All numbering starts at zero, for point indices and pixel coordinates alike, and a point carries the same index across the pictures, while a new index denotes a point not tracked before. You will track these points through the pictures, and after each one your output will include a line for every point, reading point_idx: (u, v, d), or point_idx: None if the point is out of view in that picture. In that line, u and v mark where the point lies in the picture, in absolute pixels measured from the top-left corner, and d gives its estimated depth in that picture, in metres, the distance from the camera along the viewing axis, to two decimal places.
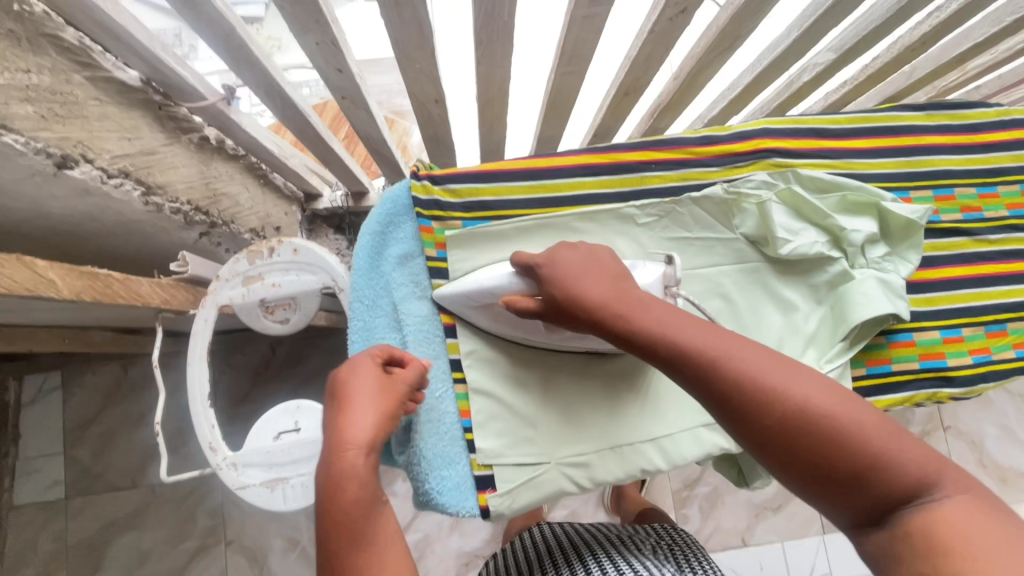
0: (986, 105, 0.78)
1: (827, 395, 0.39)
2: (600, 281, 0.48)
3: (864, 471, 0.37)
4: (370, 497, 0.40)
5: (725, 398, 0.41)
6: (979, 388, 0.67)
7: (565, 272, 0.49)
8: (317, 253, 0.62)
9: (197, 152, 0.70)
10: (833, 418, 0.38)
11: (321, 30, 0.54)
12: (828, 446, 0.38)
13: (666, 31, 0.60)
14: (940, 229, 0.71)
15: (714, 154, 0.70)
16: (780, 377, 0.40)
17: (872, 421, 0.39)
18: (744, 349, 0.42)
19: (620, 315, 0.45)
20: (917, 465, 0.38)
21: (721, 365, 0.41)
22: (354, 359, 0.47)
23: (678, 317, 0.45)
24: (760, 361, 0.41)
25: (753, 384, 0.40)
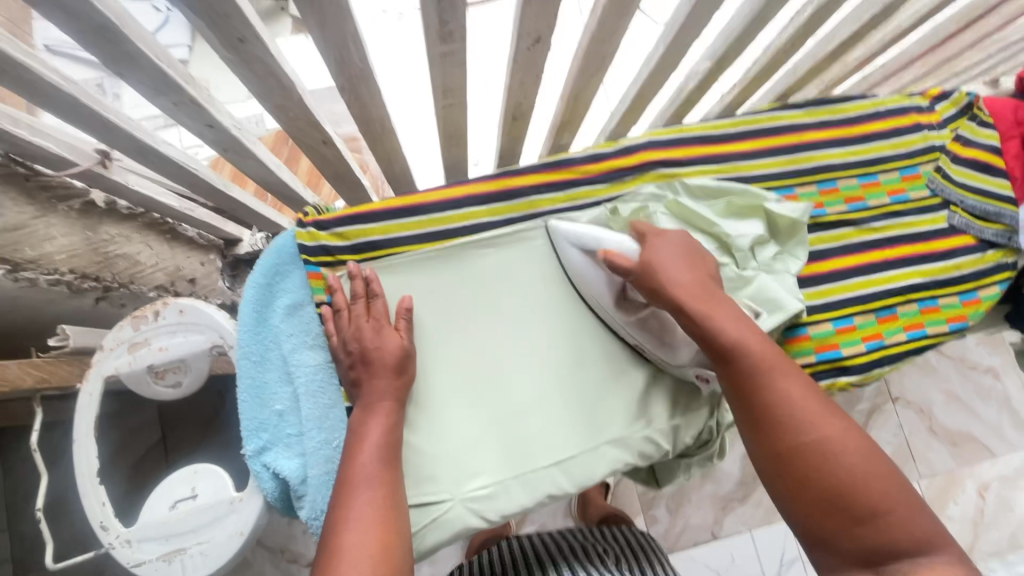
0: (862, 98, 0.82)
1: (860, 445, 0.48)
2: (692, 274, 0.57)
3: (875, 511, 0.46)
4: (395, 435, 0.54)
5: (768, 408, 0.51)
6: (874, 373, 0.71)
7: (660, 259, 0.58)
8: (203, 311, 0.61)
9: (81, 217, 0.69)
10: (862, 467, 0.47)
11: (174, 91, 0.54)
12: (845, 487, 0.47)
13: (529, 59, 0.62)
14: (826, 223, 0.75)
15: (602, 171, 0.71)
16: (822, 412, 0.50)
17: (892, 481, 0.47)
18: (796, 378, 0.52)
19: (697, 306, 0.55)
20: (921, 530, 0.45)
21: (773, 381, 0.52)
22: (383, 313, 0.59)
23: (749, 330, 0.54)
24: (809, 396, 0.51)
25: (798, 409, 0.50)
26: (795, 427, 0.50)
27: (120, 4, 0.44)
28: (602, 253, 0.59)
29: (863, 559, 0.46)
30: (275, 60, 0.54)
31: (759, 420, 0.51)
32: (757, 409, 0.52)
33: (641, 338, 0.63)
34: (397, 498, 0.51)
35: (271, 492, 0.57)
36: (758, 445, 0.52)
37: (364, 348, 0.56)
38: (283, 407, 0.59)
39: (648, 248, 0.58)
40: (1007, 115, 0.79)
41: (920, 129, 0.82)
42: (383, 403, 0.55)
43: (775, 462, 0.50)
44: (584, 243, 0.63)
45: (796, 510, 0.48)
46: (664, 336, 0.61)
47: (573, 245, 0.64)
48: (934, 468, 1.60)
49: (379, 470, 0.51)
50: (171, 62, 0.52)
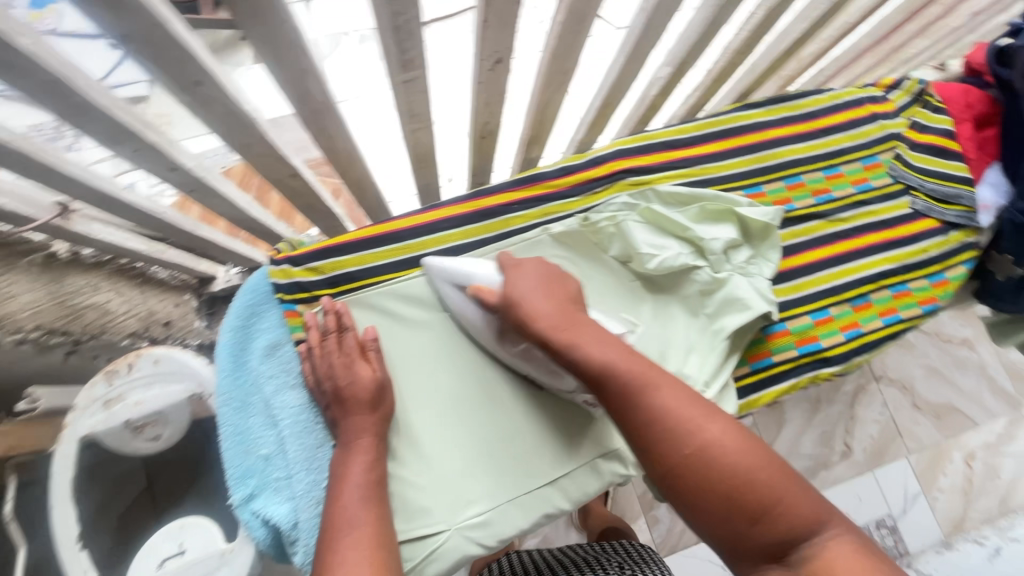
0: (819, 93, 0.84)
1: (736, 439, 0.47)
2: (549, 299, 0.57)
3: (766, 508, 0.45)
4: (380, 470, 0.54)
5: (645, 427, 0.49)
6: (853, 362, 0.73)
7: (519, 290, 0.58)
8: (180, 359, 0.61)
9: (43, 271, 0.67)
10: (748, 462, 0.46)
11: (132, 138, 0.52)
12: (737, 487, 0.45)
13: (491, 80, 0.62)
14: (795, 217, 0.76)
15: (573, 184, 0.72)
16: (695, 417, 0.48)
17: (774, 468, 0.46)
18: (670, 387, 0.50)
19: (558, 334, 0.54)
20: (812, 512, 0.45)
21: (649, 395, 0.49)
22: (348, 345, 0.57)
23: (609, 347, 0.53)
24: (688, 399, 0.49)
25: (675, 419, 0.48)
26: (674, 437, 0.47)
27: (67, 57, 0.43)
28: (472, 290, 0.60)
29: (770, 556, 0.44)
30: (235, 102, 0.53)
31: (638, 444, 0.49)
32: (632, 436, 0.50)
33: (529, 367, 0.62)
34: (388, 533, 0.51)
35: (263, 539, 0.55)
36: (647, 467, 0.49)
37: (337, 386, 0.56)
38: (269, 451, 0.57)
39: (510, 280, 0.59)
40: (958, 99, 0.81)
41: (876, 119, 0.85)
42: (360, 439, 0.55)
43: (668, 481, 0.48)
44: (460, 281, 0.62)
45: (697, 524, 0.46)
46: (550, 367, 0.61)
47: (448, 281, 0.63)
48: (921, 443, 1.64)
49: (365, 508, 0.51)
50: (127, 110, 0.51)
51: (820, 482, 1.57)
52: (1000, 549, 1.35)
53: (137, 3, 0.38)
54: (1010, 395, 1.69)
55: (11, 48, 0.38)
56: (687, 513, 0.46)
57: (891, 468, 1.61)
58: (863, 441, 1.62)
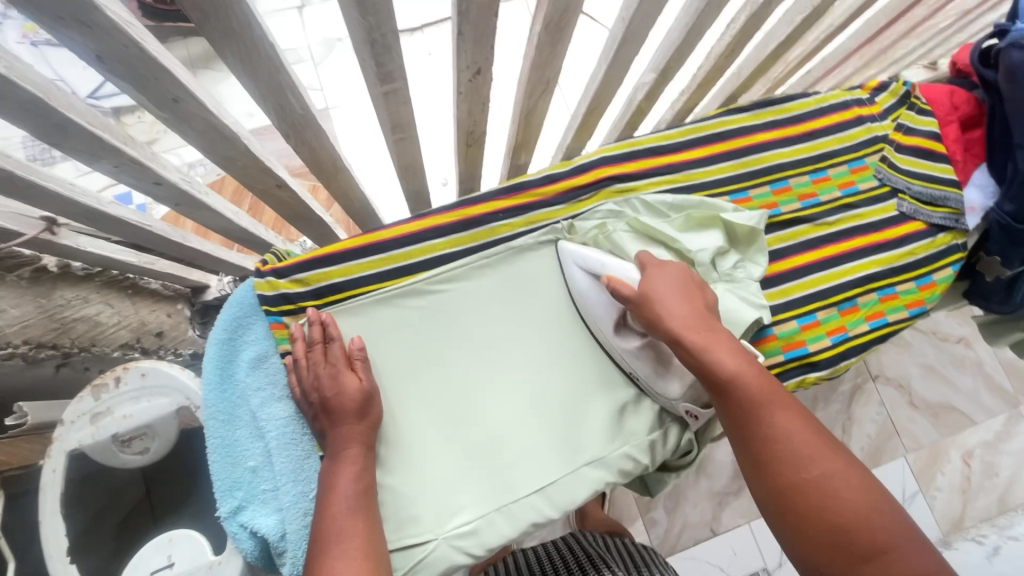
0: (804, 96, 0.84)
1: (854, 480, 0.47)
2: (685, 305, 0.56)
3: (879, 553, 0.44)
4: (368, 479, 0.54)
5: (764, 443, 0.50)
6: (841, 366, 0.73)
7: (656, 290, 0.57)
8: (166, 372, 0.60)
9: (31, 285, 0.67)
10: (865, 505, 0.46)
11: (114, 154, 0.53)
12: (855, 528, 0.45)
13: (473, 89, 0.63)
14: (781, 222, 0.76)
15: (558, 192, 0.72)
16: (820, 449, 0.48)
17: (896, 519, 0.45)
18: (792, 412, 0.51)
19: (690, 341, 0.54)
20: (930, 572, 0.43)
21: (768, 415, 0.50)
22: (335, 355, 0.58)
23: (744, 360, 0.53)
24: (803, 426, 0.50)
25: (794, 444, 0.49)
26: (793, 462, 0.48)
27: (45, 77, 0.44)
28: (607, 280, 0.60)
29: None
30: (215, 117, 0.54)
31: (759, 456, 0.50)
32: (752, 447, 0.50)
33: (638, 365, 0.63)
34: (377, 543, 0.51)
35: (250, 551, 0.55)
36: (760, 481, 0.50)
37: (324, 397, 0.56)
38: (257, 463, 0.58)
39: (648, 280, 0.58)
40: (943, 100, 0.82)
41: (862, 122, 0.85)
42: (349, 449, 0.55)
43: (777, 503, 0.48)
44: (591, 267, 0.64)
45: (802, 549, 0.47)
46: (661, 367, 0.62)
47: (579, 266, 0.66)
48: (918, 441, 1.63)
49: (354, 519, 0.51)
50: (108, 127, 0.51)
51: None
52: (1000, 547, 1.35)
53: (110, 24, 0.39)
54: (1008, 393, 1.69)
55: None
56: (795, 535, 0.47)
57: (890, 468, 1.61)
58: (861, 441, 1.62)
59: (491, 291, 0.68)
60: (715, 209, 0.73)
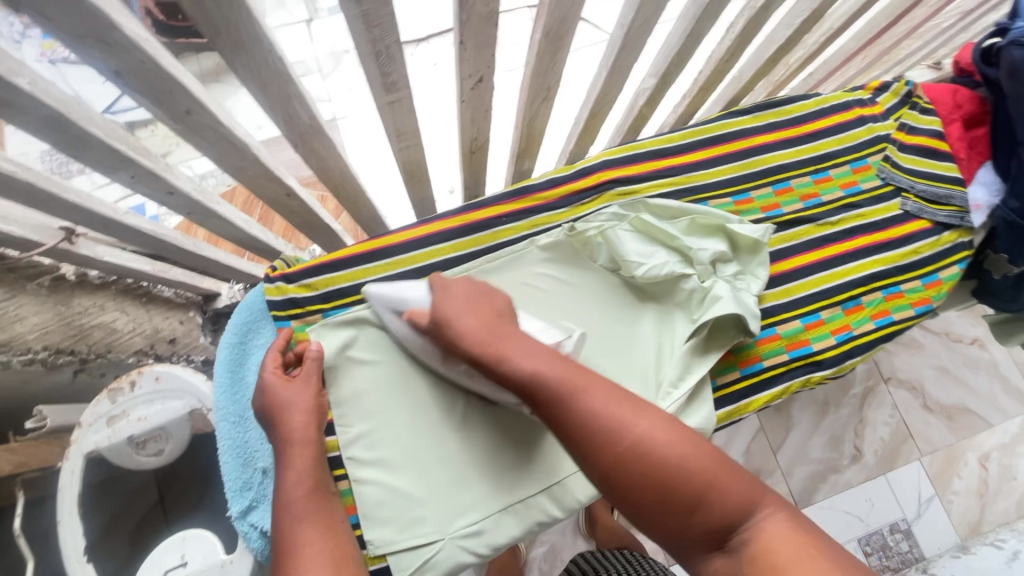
0: (805, 98, 0.85)
1: (668, 433, 0.47)
2: (479, 313, 0.55)
3: (703, 495, 0.45)
4: (316, 483, 0.54)
5: (582, 434, 0.47)
6: (846, 365, 0.73)
7: (447, 310, 0.55)
8: (180, 376, 0.62)
9: (51, 294, 0.69)
10: (680, 455, 0.46)
11: (130, 165, 0.55)
12: (677, 480, 0.45)
13: (475, 97, 0.64)
14: (784, 222, 0.77)
15: (560, 197, 0.73)
16: (628, 417, 0.48)
17: (707, 456, 0.47)
18: (596, 389, 0.49)
19: (487, 350, 0.52)
20: (744, 493, 0.46)
21: (580, 401, 0.48)
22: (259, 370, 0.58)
23: (535, 351, 0.52)
24: (608, 395, 0.49)
25: (604, 420, 0.47)
26: (610, 437, 0.47)
27: (66, 93, 0.46)
28: (408, 316, 0.59)
29: (711, 542, 0.45)
30: (227, 128, 0.56)
31: (580, 448, 0.48)
32: (567, 440, 0.48)
33: (477, 385, 0.61)
34: (343, 546, 0.51)
35: (261, 549, 0.57)
36: (586, 471, 0.48)
37: (263, 409, 0.57)
38: (267, 464, 0.58)
39: (437, 301, 0.57)
40: (946, 99, 0.83)
41: (864, 122, 0.85)
42: (292, 454, 0.54)
43: (610, 483, 0.46)
44: (397, 307, 0.61)
45: (642, 521, 0.46)
46: (494, 383, 0.60)
47: (391, 309, 0.62)
48: (933, 444, 1.61)
49: (303, 526, 0.51)
50: (123, 139, 0.53)
51: (831, 486, 1.55)
52: (1020, 552, 1.32)
53: (127, 41, 0.41)
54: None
55: (11, 87, 0.40)
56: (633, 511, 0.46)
57: (904, 472, 1.58)
58: (874, 444, 1.60)
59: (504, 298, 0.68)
60: (722, 220, 0.72)
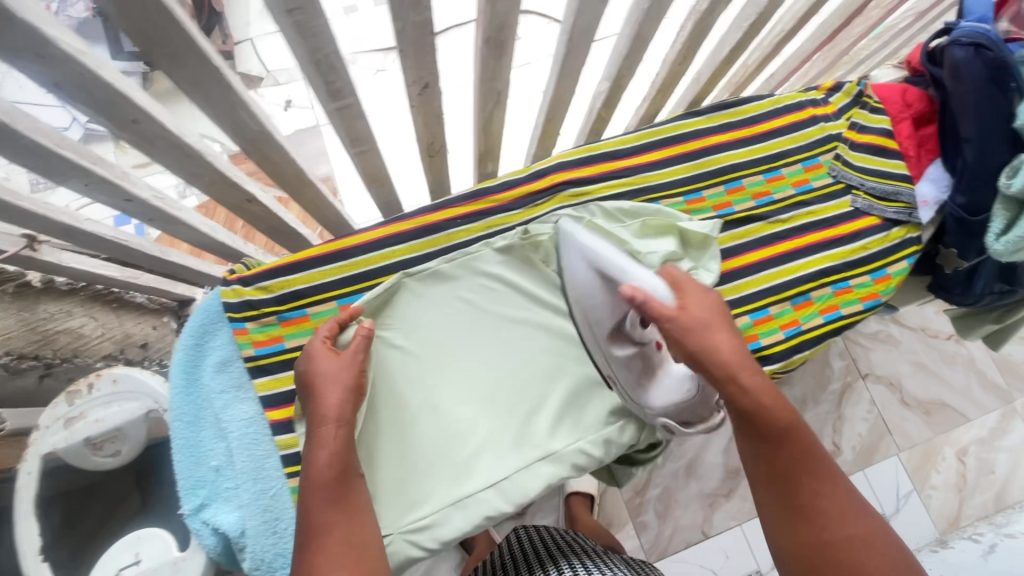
0: (759, 98, 0.87)
1: (875, 544, 0.50)
2: (722, 333, 0.57)
3: None
4: (344, 469, 0.53)
5: (808, 500, 0.53)
6: (795, 359, 0.74)
7: (696, 316, 0.57)
8: (138, 378, 0.64)
9: (15, 300, 0.71)
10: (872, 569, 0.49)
11: (82, 173, 0.57)
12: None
13: (424, 103, 0.66)
14: (734, 220, 0.78)
15: (514, 198, 0.75)
16: (844, 514, 0.52)
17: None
18: (829, 488, 0.53)
19: (723, 373, 0.55)
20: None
21: (812, 478, 0.53)
22: (309, 350, 0.59)
23: (773, 400, 0.54)
24: (828, 493, 0.53)
25: (828, 507, 0.52)
26: (808, 521, 0.52)
27: (12, 105, 0.47)
28: (629, 293, 0.57)
29: None
30: (177, 136, 0.57)
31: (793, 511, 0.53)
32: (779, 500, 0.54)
33: (621, 372, 0.63)
34: (366, 537, 0.50)
35: (213, 547, 0.58)
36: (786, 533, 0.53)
37: (305, 381, 0.58)
38: (219, 462, 0.60)
39: (686, 306, 0.58)
40: (896, 99, 0.83)
41: (816, 121, 0.87)
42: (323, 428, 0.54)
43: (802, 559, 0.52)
44: (594, 262, 0.65)
45: None
46: (643, 376, 0.62)
47: (584, 260, 0.66)
48: (911, 439, 1.62)
49: (328, 512, 0.50)
50: (75, 148, 0.55)
51: None
52: (996, 545, 1.34)
53: (65, 55, 0.42)
54: (1001, 389, 1.68)
55: None
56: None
57: (882, 467, 1.60)
58: (852, 440, 1.61)
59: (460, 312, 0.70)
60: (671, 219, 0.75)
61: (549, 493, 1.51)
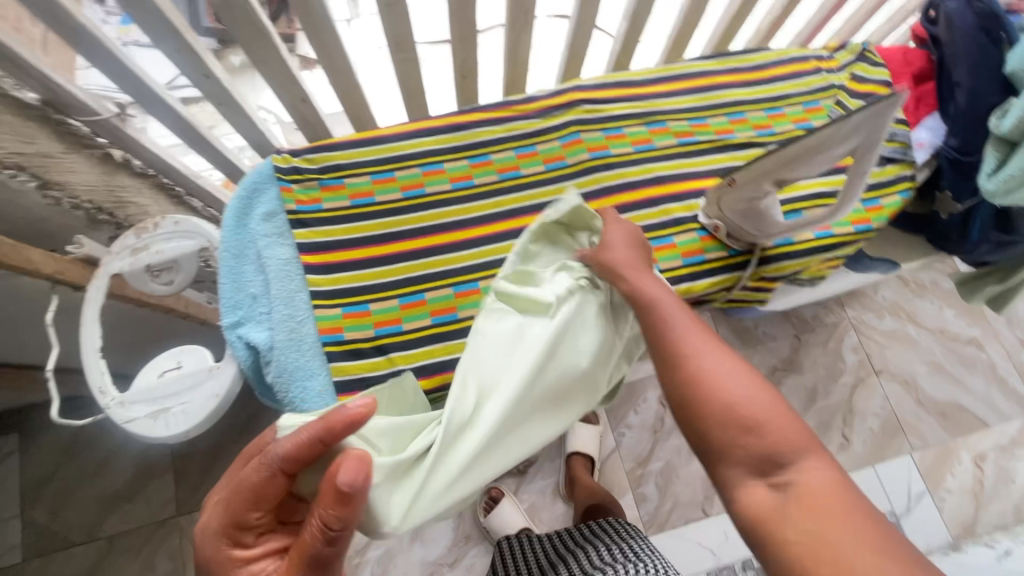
0: (765, 50, 0.95)
1: (744, 380, 0.48)
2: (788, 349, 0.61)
3: (746, 424, 0.46)
4: (229, 525, 0.48)
5: (675, 359, 0.51)
6: (786, 266, 0.81)
7: None
8: (197, 222, 0.74)
9: (101, 164, 0.81)
10: (767, 403, 0.46)
11: (176, 37, 0.68)
12: (780, 414, 0.46)
13: (462, 10, 0.76)
14: (735, 143, 0.86)
15: (535, 109, 0.83)
16: (700, 363, 0.50)
17: (771, 405, 0.46)
18: (705, 355, 0.50)
19: None
20: (801, 434, 0.45)
21: (683, 363, 0.50)
22: (322, 430, 0.43)
23: (692, 328, 0.53)
24: (696, 332, 0.52)
25: (686, 357, 0.51)
26: (673, 364, 0.51)
27: None
28: None
29: (757, 470, 0.44)
30: (253, 12, 0.69)
31: (680, 366, 0.51)
32: (664, 369, 0.52)
33: (746, 201, 0.70)
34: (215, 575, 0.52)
35: (244, 360, 0.67)
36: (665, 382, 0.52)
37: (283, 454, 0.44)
38: (256, 291, 0.70)
39: None
40: (899, 57, 0.94)
41: (820, 72, 0.94)
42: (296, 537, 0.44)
43: (702, 430, 0.48)
44: (843, 155, 0.62)
45: (693, 435, 0.49)
46: (759, 216, 0.72)
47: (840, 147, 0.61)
48: (925, 440, 1.58)
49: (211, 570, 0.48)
50: (175, 13, 0.67)
51: None
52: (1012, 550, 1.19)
53: None
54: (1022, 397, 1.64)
55: None
56: (695, 424, 0.48)
57: (894, 464, 1.56)
58: (863, 434, 1.58)
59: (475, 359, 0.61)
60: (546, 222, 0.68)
61: (551, 456, 1.48)
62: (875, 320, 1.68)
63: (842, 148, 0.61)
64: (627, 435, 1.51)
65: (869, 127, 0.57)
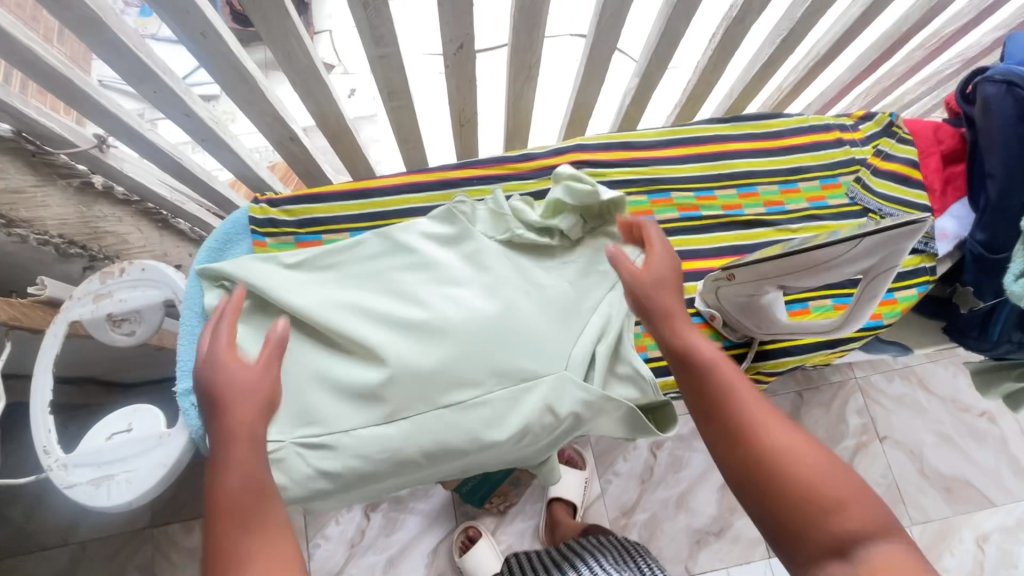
0: (786, 115, 0.89)
1: (816, 456, 0.47)
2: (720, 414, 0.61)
3: (825, 505, 0.45)
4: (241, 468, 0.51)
5: (739, 433, 0.50)
6: (785, 362, 0.75)
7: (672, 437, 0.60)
8: (162, 270, 0.70)
9: (78, 194, 0.78)
10: (841, 479, 0.46)
11: (153, 79, 0.65)
12: (856, 490, 0.46)
13: (458, 63, 0.71)
14: (742, 222, 0.81)
15: (532, 169, 0.78)
16: (770, 436, 0.49)
17: (844, 480, 0.46)
18: (773, 427, 0.49)
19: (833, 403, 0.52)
20: (877, 516, 0.45)
21: (755, 437, 0.49)
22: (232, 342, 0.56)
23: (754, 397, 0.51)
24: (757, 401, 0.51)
25: (753, 430, 0.49)
26: (738, 440, 0.50)
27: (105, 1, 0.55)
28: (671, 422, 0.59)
29: (835, 552, 0.44)
30: (236, 59, 0.64)
31: (745, 443, 0.49)
32: (725, 444, 0.51)
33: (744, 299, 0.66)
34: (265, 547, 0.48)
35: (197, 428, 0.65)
36: (726, 457, 0.51)
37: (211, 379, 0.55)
38: None
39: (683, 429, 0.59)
40: (927, 133, 0.86)
41: (842, 144, 0.88)
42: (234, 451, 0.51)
43: (779, 512, 0.47)
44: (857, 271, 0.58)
45: (764, 518, 0.48)
46: (758, 314, 0.67)
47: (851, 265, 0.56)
48: (926, 514, 1.46)
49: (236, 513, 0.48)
50: (153, 56, 0.63)
51: None
52: None
53: None
54: None
55: None
56: (766, 506, 0.47)
57: None
58: None
59: (344, 268, 0.69)
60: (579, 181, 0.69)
61: (534, 497, 1.39)
62: (884, 383, 1.56)
63: (853, 267, 0.56)
64: (614, 482, 1.43)
65: (887, 251, 0.52)
